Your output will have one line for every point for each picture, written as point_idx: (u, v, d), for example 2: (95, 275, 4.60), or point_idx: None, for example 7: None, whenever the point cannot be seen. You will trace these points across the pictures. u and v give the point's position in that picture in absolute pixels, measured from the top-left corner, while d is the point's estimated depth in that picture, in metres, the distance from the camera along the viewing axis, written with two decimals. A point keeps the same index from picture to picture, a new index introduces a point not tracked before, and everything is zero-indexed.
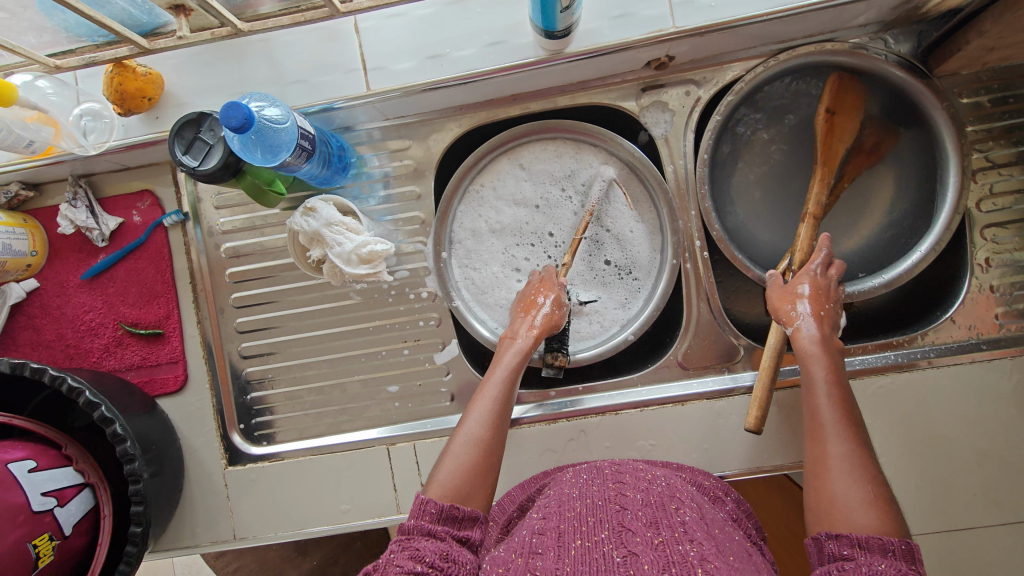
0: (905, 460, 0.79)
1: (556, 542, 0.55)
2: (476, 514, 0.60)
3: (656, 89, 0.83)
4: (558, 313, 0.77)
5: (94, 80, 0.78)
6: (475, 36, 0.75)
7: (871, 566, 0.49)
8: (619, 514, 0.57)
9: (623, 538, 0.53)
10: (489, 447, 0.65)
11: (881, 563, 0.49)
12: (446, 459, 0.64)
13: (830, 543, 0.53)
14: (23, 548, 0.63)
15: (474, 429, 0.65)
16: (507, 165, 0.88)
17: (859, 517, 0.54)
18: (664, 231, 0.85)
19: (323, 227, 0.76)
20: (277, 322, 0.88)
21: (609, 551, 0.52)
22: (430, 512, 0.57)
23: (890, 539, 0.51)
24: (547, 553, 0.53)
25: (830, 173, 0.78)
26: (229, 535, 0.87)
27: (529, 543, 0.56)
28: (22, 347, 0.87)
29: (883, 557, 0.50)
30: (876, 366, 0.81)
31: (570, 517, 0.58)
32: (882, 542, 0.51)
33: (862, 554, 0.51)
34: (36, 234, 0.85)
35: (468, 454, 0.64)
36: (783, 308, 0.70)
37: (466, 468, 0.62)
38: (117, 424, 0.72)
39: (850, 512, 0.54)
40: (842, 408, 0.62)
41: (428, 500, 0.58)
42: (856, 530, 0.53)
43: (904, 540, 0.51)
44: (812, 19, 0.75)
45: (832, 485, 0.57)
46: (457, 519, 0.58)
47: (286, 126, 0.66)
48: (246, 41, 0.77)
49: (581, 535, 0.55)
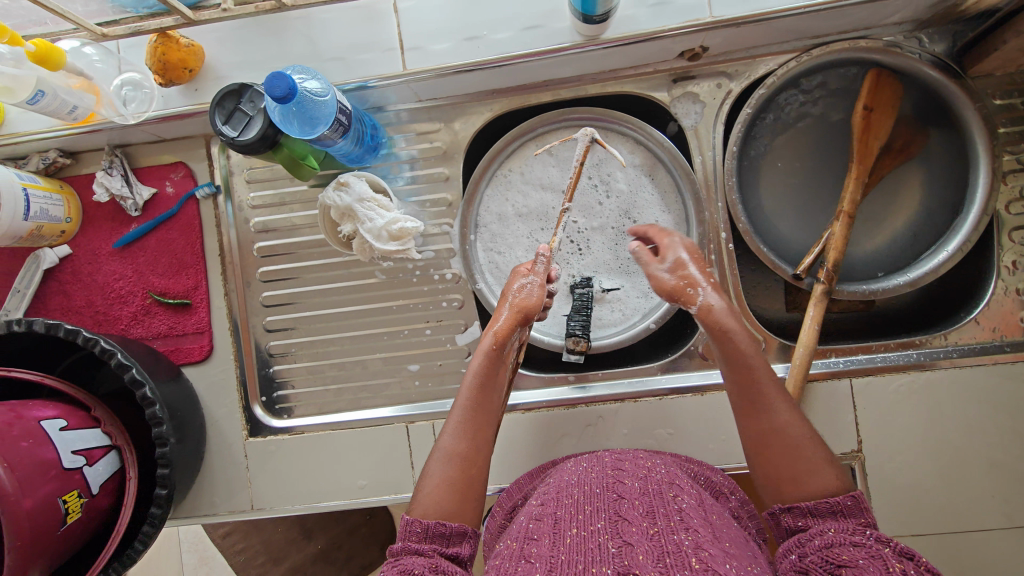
0: (922, 458, 0.79)
1: (551, 530, 0.56)
2: (465, 529, 0.61)
3: (687, 81, 0.83)
4: (532, 298, 0.72)
5: (135, 51, 0.80)
6: (513, 20, 0.76)
7: (823, 533, 0.53)
8: (616, 503, 0.58)
9: (619, 528, 0.54)
10: (466, 459, 0.65)
11: (831, 528, 0.53)
12: (426, 477, 0.65)
13: (786, 516, 0.58)
14: (55, 502, 0.63)
15: (449, 445, 0.66)
16: (535, 151, 0.88)
17: (812, 483, 0.58)
18: (688, 223, 0.85)
19: (355, 202, 0.79)
20: (302, 297, 0.89)
21: (604, 541, 0.53)
22: (417, 532, 0.59)
23: (837, 498, 0.56)
24: (542, 539, 0.55)
25: (866, 171, 0.79)
26: (248, 505, 0.88)
27: (528, 528, 0.59)
28: (53, 312, 0.89)
29: (834, 520, 0.54)
30: (897, 364, 0.80)
31: (568, 504, 0.60)
32: (831, 504, 0.55)
33: (816, 521, 0.55)
34: (70, 201, 0.87)
35: (444, 471, 0.64)
36: (682, 289, 0.69)
37: (442, 486, 0.63)
38: (146, 387, 0.73)
39: (802, 482, 0.58)
40: (766, 376, 0.64)
41: (413, 520, 0.60)
42: (806, 496, 0.57)
43: (851, 495, 0.56)
44: (847, 14, 0.75)
45: (776, 461, 0.60)
46: (446, 535, 0.59)
47: (327, 99, 0.67)
48: (286, 17, 0.78)
49: (576, 524, 0.56)
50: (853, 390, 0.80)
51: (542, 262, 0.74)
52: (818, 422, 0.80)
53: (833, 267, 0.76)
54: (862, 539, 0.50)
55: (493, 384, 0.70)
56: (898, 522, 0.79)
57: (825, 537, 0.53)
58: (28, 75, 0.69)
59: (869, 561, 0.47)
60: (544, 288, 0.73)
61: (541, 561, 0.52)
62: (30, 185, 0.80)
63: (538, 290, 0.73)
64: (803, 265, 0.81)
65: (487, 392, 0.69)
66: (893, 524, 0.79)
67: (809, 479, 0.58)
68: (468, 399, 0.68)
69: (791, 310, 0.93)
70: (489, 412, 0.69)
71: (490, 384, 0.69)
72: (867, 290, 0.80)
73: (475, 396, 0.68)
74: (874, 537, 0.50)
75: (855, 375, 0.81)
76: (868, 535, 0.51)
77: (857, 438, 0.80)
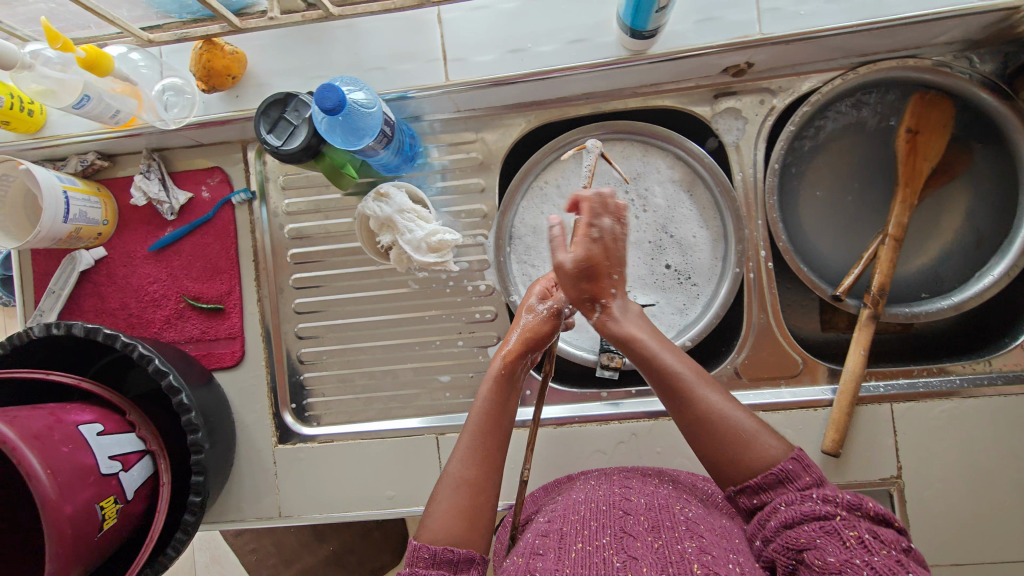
0: (962, 486, 0.78)
1: (557, 545, 0.55)
2: (472, 555, 0.60)
3: (728, 96, 0.82)
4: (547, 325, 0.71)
5: (178, 56, 0.80)
6: (558, 33, 0.76)
7: (777, 510, 0.54)
8: (622, 519, 0.58)
9: (624, 543, 0.54)
10: (475, 486, 0.65)
11: (783, 501, 0.54)
12: (435, 503, 0.64)
13: (741, 497, 0.57)
14: (92, 508, 0.62)
15: (456, 472, 0.66)
16: (572, 163, 0.88)
17: (757, 455, 0.57)
18: (727, 240, 0.84)
19: (395, 213, 0.79)
20: (334, 305, 0.89)
21: (609, 556, 0.52)
22: (424, 558, 0.59)
23: (780, 465, 0.56)
24: (547, 554, 0.54)
25: (913, 194, 0.78)
26: (275, 512, 0.88)
27: (534, 544, 0.57)
28: (87, 313, 0.89)
29: (781, 488, 0.55)
30: (939, 390, 0.79)
31: (574, 520, 0.59)
32: (774, 473, 0.55)
33: (768, 495, 0.55)
34: (108, 203, 0.87)
35: (453, 498, 0.64)
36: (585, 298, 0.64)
37: (451, 514, 0.62)
38: (183, 393, 0.73)
39: (746, 459, 0.57)
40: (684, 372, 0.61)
41: (420, 546, 0.60)
42: (753, 472, 0.56)
43: (791, 456, 0.56)
44: (898, 34, 0.74)
45: (715, 445, 0.58)
46: (453, 561, 0.59)
47: (373, 111, 0.67)
48: (330, 26, 0.78)
49: (582, 539, 0.55)
50: (893, 415, 0.79)
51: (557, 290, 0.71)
52: (856, 446, 0.79)
53: (880, 290, 0.76)
54: (813, 509, 0.52)
55: (503, 409, 0.69)
56: (935, 550, 0.78)
57: (780, 515, 0.53)
58: (75, 79, 0.69)
59: (827, 539, 0.49)
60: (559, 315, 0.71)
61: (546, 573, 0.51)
62: (70, 187, 0.80)
63: (549, 315, 0.71)
64: (843, 286, 0.80)
65: (498, 418, 0.69)
66: (932, 552, 0.78)
67: (752, 450, 0.57)
68: (476, 424, 0.68)
69: (826, 330, 0.92)
70: (498, 440, 0.68)
71: (497, 410, 0.69)
72: (909, 312, 0.78)
73: (482, 421, 0.68)
74: (822, 501, 0.52)
75: (898, 400, 0.79)
76: (817, 501, 0.52)
77: (896, 464, 0.78)
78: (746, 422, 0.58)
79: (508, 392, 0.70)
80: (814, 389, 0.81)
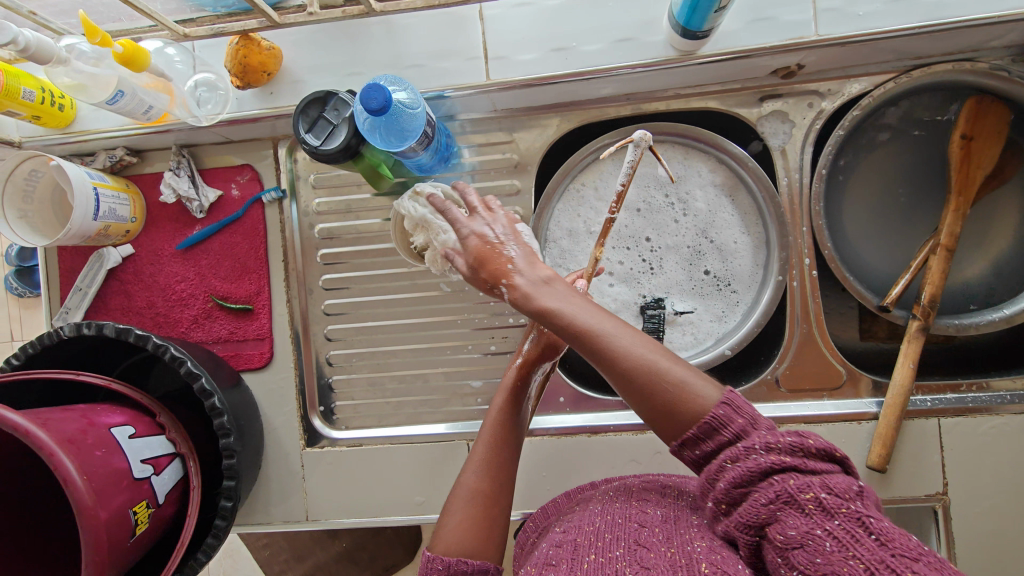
0: (1012, 505, 0.76)
1: (570, 556, 0.53)
2: (486, 566, 0.59)
3: (774, 99, 0.80)
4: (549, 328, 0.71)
5: (211, 51, 0.79)
6: (604, 32, 0.74)
7: (724, 471, 0.49)
8: (637, 531, 0.55)
9: (638, 555, 0.51)
10: (490, 497, 0.63)
11: (728, 459, 0.49)
12: (448, 515, 0.63)
13: (681, 450, 0.52)
14: (125, 513, 0.61)
15: (471, 482, 0.64)
16: (610, 165, 0.85)
17: (691, 405, 0.51)
18: (770, 246, 0.81)
19: (431, 214, 0.75)
20: (363, 306, 0.87)
21: (622, 567, 0.50)
22: (437, 568, 0.58)
23: (713, 413, 0.50)
24: (560, 565, 0.52)
25: (967, 202, 0.76)
26: (302, 515, 0.87)
27: (547, 555, 0.55)
28: (113, 312, 0.88)
29: (721, 438, 0.50)
30: (989, 405, 0.77)
31: (589, 532, 0.57)
32: (710, 423, 0.50)
33: (709, 446, 0.50)
34: (136, 200, 0.85)
35: (467, 509, 0.62)
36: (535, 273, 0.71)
37: (466, 524, 0.61)
38: (215, 397, 0.72)
39: (678, 411, 0.51)
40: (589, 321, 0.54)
41: (434, 557, 0.59)
42: (688, 425, 0.51)
43: (722, 400, 0.51)
44: (959, 36, 0.71)
45: (646, 401, 0.52)
46: (468, 573, 0.58)
47: (416, 112, 0.65)
48: (366, 22, 0.76)
49: (595, 549, 0.53)
50: (941, 429, 0.76)
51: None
52: (901, 460, 0.77)
53: (930, 301, 0.74)
54: (763, 470, 0.47)
55: (516, 417, 0.68)
56: (982, 569, 0.76)
57: (730, 479, 0.48)
58: (108, 74, 0.68)
59: (786, 510, 0.45)
60: None
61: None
62: (99, 183, 0.79)
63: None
64: (889, 296, 0.78)
65: (512, 427, 0.68)
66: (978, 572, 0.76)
67: (685, 404, 0.51)
68: (487, 436, 0.68)
69: (865, 339, 0.89)
70: (512, 449, 0.67)
71: (508, 423, 0.68)
72: (958, 325, 0.76)
73: (494, 431, 0.68)
74: (770, 459, 0.47)
75: (945, 414, 0.77)
76: (762, 455, 0.47)
77: (942, 480, 0.76)
78: (675, 371, 0.52)
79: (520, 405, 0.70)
80: (859, 402, 0.79)
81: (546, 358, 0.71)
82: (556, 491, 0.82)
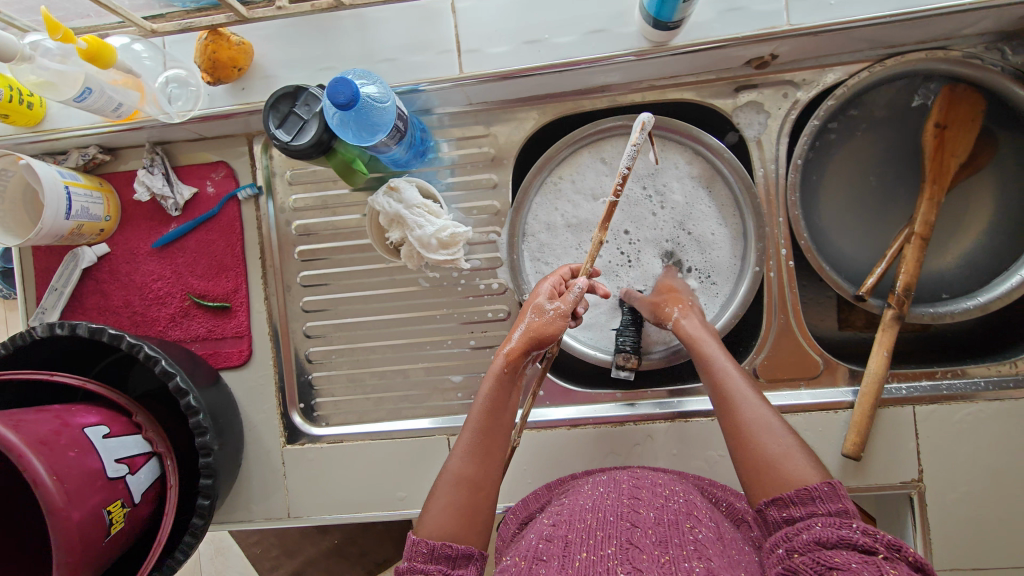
0: (986, 490, 0.76)
1: (561, 552, 0.54)
2: (471, 551, 0.60)
3: (749, 89, 0.80)
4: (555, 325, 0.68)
5: (181, 47, 0.78)
6: (576, 23, 0.73)
7: (811, 528, 0.52)
8: (628, 530, 0.55)
9: (629, 554, 0.51)
10: (475, 484, 0.64)
11: (820, 521, 0.52)
12: (433, 501, 0.64)
13: (772, 509, 0.57)
14: (100, 513, 0.60)
15: (457, 468, 0.65)
16: (587, 158, 0.85)
17: (794, 471, 0.58)
18: (747, 237, 0.81)
19: (404, 210, 0.76)
20: (341, 303, 0.87)
21: (613, 566, 0.50)
22: (422, 552, 0.59)
23: (814, 484, 0.55)
24: (551, 561, 0.53)
25: (941, 191, 0.76)
26: (283, 512, 0.87)
27: (537, 549, 0.56)
28: (89, 311, 0.87)
29: (815, 508, 0.54)
30: (964, 392, 0.77)
31: (579, 529, 0.56)
32: (808, 492, 0.55)
33: (800, 511, 0.55)
34: (110, 199, 0.85)
35: (451, 495, 0.63)
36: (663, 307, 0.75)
37: (451, 510, 0.62)
38: (190, 395, 0.71)
39: (780, 471, 0.58)
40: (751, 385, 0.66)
41: (419, 541, 0.60)
42: (787, 486, 0.57)
43: (828, 481, 0.55)
44: (930, 25, 0.71)
45: (746, 461, 0.61)
46: (452, 557, 0.59)
47: (387, 106, 0.65)
48: (337, 16, 0.76)
49: (587, 547, 0.53)
50: (916, 417, 0.77)
51: (574, 292, 0.68)
52: (877, 448, 0.77)
53: (905, 290, 0.75)
54: (850, 535, 0.49)
55: (501, 408, 0.67)
56: (957, 555, 0.76)
57: (813, 533, 0.51)
58: (75, 71, 0.67)
59: (861, 565, 0.46)
60: (566, 317, 0.68)
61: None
62: (72, 182, 0.78)
63: (557, 316, 0.68)
64: (865, 286, 0.78)
65: (495, 417, 0.67)
66: (955, 557, 0.76)
67: (783, 474, 0.58)
68: (477, 422, 0.67)
69: (843, 328, 0.90)
70: (500, 437, 0.67)
71: (497, 411, 0.67)
72: (933, 313, 0.77)
73: (484, 418, 0.67)
74: (861, 533, 0.48)
75: (921, 402, 0.78)
76: (856, 530, 0.49)
77: (918, 467, 0.77)
78: (788, 447, 0.59)
79: (509, 390, 0.68)
80: (836, 391, 0.80)
81: (535, 352, 0.67)
82: (536, 485, 0.82)
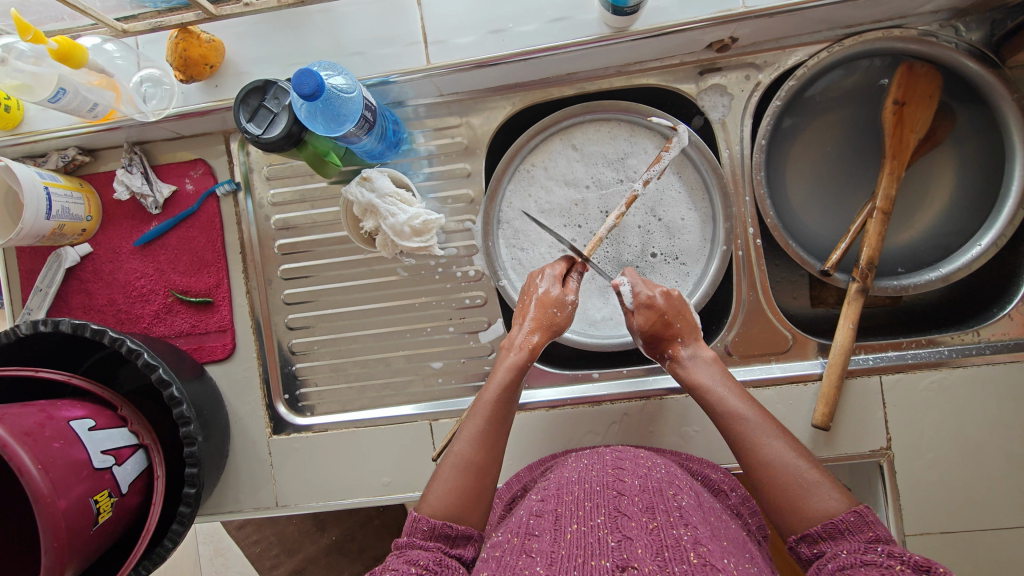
0: (951, 456, 0.78)
1: (552, 526, 0.53)
2: (469, 532, 0.60)
3: (713, 73, 0.82)
4: (559, 317, 0.73)
5: (155, 46, 0.80)
6: (539, 12, 0.76)
7: (837, 556, 0.52)
8: (615, 500, 0.56)
9: (618, 522, 0.52)
10: (481, 469, 0.64)
11: (845, 549, 0.52)
12: (437, 481, 0.63)
13: (802, 546, 0.56)
14: (87, 503, 0.61)
15: (463, 453, 0.64)
16: (559, 145, 0.86)
17: (817, 507, 0.57)
18: (716, 220, 0.83)
19: (377, 198, 0.79)
20: (323, 295, 0.89)
21: (603, 536, 0.50)
22: (423, 529, 0.58)
23: (840, 516, 0.55)
24: (542, 535, 0.53)
25: (901, 164, 0.78)
26: (272, 501, 0.88)
27: (527, 524, 0.55)
28: (74, 311, 0.89)
29: (846, 541, 0.53)
30: (929, 360, 0.79)
31: (568, 501, 0.57)
32: (836, 526, 0.54)
33: (830, 546, 0.54)
34: (90, 199, 0.86)
35: (458, 478, 0.62)
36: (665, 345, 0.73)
37: (456, 491, 0.61)
38: (173, 387, 0.72)
39: (802, 507, 0.57)
40: (755, 407, 0.66)
41: (420, 517, 0.59)
42: (812, 522, 0.56)
43: (854, 510, 0.55)
44: (884, 3, 0.73)
45: (773, 497, 0.59)
46: (451, 537, 0.59)
47: (353, 96, 0.68)
48: (306, 12, 0.78)
49: (577, 519, 0.53)
50: (883, 387, 0.79)
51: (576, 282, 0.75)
52: (845, 418, 0.80)
53: (869, 264, 0.76)
54: (874, 557, 0.49)
55: (512, 399, 0.69)
56: (929, 521, 0.78)
57: (840, 560, 0.51)
58: (50, 72, 0.68)
59: None
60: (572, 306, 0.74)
61: (542, 555, 0.49)
62: (51, 183, 0.79)
63: (573, 307, 0.74)
64: (831, 260, 0.79)
65: (508, 406, 0.68)
66: (923, 523, 0.78)
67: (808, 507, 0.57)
68: (484, 410, 0.67)
69: (816, 305, 0.92)
70: (503, 425, 0.67)
71: (511, 403, 0.69)
72: (898, 286, 0.78)
73: (491, 410, 0.67)
74: (886, 556, 0.49)
75: (887, 371, 0.80)
76: (881, 554, 0.50)
77: (885, 436, 0.79)
78: (807, 473, 0.59)
79: (522, 385, 0.71)
80: (806, 363, 0.82)
81: (550, 341, 0.73)
82: (518, 466, 0.84)
